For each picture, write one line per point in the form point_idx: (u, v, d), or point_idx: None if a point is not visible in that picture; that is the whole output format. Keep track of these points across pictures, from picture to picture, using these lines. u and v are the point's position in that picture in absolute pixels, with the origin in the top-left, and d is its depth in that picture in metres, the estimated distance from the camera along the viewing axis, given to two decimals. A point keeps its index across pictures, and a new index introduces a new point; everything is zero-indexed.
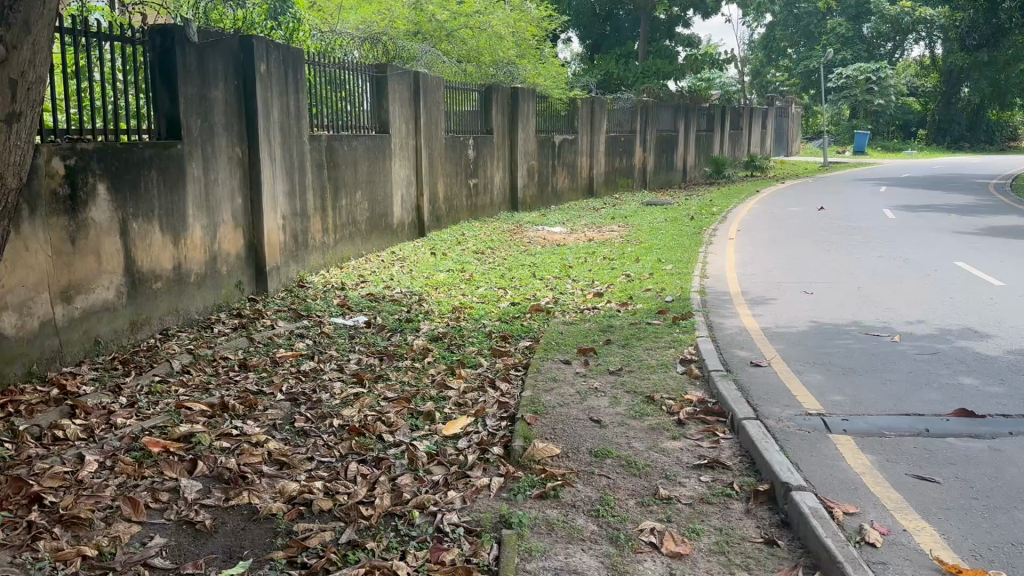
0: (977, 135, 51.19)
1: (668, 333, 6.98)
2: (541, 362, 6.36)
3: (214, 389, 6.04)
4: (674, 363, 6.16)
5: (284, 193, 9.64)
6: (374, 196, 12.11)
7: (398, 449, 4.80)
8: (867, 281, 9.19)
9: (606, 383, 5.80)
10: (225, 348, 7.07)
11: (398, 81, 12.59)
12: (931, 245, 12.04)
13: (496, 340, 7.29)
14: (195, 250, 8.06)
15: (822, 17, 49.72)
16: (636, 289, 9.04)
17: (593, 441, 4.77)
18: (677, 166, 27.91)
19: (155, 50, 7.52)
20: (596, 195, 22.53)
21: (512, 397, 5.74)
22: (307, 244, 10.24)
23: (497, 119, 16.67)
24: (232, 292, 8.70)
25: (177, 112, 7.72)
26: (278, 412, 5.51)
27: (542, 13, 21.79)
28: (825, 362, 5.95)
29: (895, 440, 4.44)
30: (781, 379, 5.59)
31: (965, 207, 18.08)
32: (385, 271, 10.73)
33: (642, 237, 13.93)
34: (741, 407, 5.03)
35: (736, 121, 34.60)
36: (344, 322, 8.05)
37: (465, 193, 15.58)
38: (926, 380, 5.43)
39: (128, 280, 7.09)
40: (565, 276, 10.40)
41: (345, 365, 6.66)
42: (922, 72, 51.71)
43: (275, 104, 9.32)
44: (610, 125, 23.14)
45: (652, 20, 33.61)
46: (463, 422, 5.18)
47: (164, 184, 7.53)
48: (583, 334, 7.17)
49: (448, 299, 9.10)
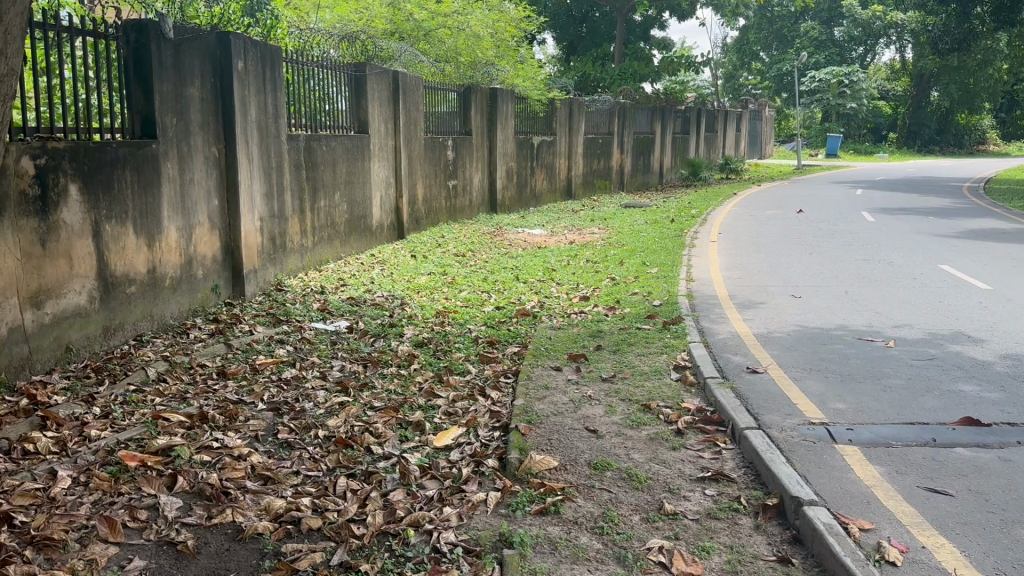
0: (946, 138, 51.98)
1: (659, 338, 6.84)
2: (532, 368, 6.19)
3: (192, 398, 5.80)
4: (667, 370, 6.02)
5: (261, 194, 9.37)
6: (353, 197, 11.88)
7: (388, 462, 4.60)
8: (855, 285, 9.13)
9: (600, 391, 5.64)
10: (203, 355, 6.81)
11: (377, 80, 12.37)
12: (912, 248, 12.06)
13: (483, 346, 7.12)
14: (170, 252, 7.78)
15: (795, 20, 50.09)
16: (623, 293, 8.92)
17: (591, 452, 4.60)
18: (653, 168, 27.90)
19: (129, 45, 7.25)
20: (575, 196, 22.42)
21: (504, 406, 5.56)
22: (285, 246, 9.99)
23: (475, 119, 16.49)
24: (209, 297, 8.43)
25: (151, 110, 7.45)
26: (260, 423, 5.29)
27: (519, 14, 21.64)
28: (823, 368, 5.84)
29: (901, 451, 4.34)
30: (779, 386, 5.46)
31: (942, 210, 18.18)
32: (365, 274, 10.50)
33: (623, 239, 13.81)
34: (741, 416, 4.90)
35: (711, 124, 34.73)
36: (325, 327, 7.83)
37: (444, 195, 15.37)
38: (926, 387, 5.34)
39: (101, 285, 6.82)
40: (549, 279, 10.24)
41: (328, 373, 6.44)
42: (892, 76, 52.29)
43: (252, 102, 9.06)
44: (588, 126, 23.04)
45: (628, 23, 33.69)
46: (454, 432, 4.99)
47: (139, 184, 7.26)
48: (572, 339, 7.00)
49: (432, 303, 8.91)
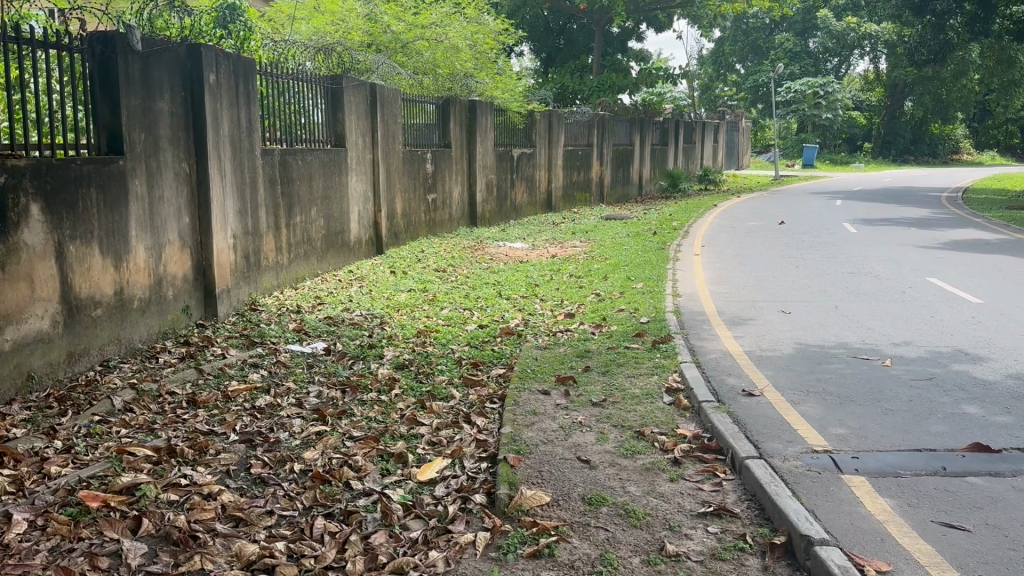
0: (921, 148, 52.67)
1: (649, 358, 6.60)
2: (519, 392, 5.94)
3: (161, 429, 5.48)
4: (659, 393, 5.78)
5: (234, 211, 9.05)
6: (330, 213, 11.58)
7: (369, 499, 4.32)
8: (844, 299, 8.97)
9: (590, 416, 5.39)
10: (172, 382, 6.48)
11: (354, 92, 12.10)
12: (898, 260, 11.95)
13: (467, 368, 6.85)
14: (138, 272, 7.45)
15: (770, 32, 50.33)
16: (609, 309, 8.69)
17: (585, 485, 4.35)
18: (633, 180, 27.81)
19: (95, 58, 6.96)
20: (555, 208, 22.22)
21: (490, 434, 5.29)
22: (259, 264, 9.66)
23: (455, 131, 16.27)
24: (179, 318, 8.10)
25: (118, 124, 7.14)
26: (232, 456, 4.99)
27: (498, 26, 21.46)
28: (820, 390, 5.64)
29: (911, 483, 4.15)
30: (777, 411, 5.25)
31: (922, 220, 18.17)
32: (343, 292, 10.20)
33: (605, 253, 13.58)
34: (741, 444, 4.68)
35: (689, 135, 34.75)
36: (302, 349, 7.53)
37: (424, 209, 15.10)
38: (929, 409, 5.15)
39: (65, 309, 6.48)
40: (532, 295, 10.00)
41: (305, 400, 6.14)
42: (866, 87, 52.70)
43: (225, 116, 8.76)
44: (567, 138, 22.88)
45: (606, 34, 33.69)
46: (438, 464, 4.72)
47: (105, 203, 6.94)
48: (559, 360, 6.75)
49: (413, 322, 8.62)
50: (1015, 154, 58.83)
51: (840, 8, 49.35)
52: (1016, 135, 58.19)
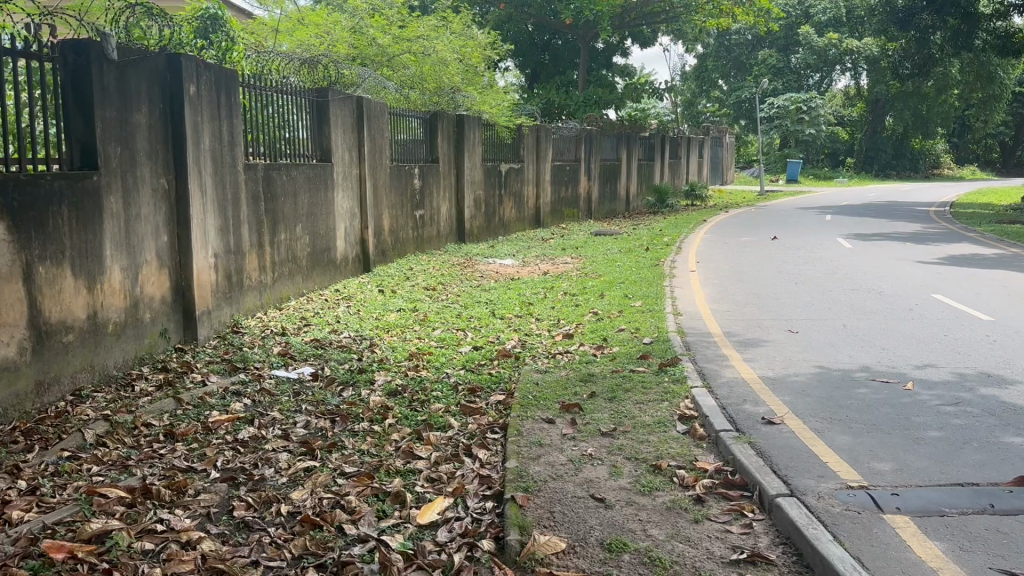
0: (902, 163, 53.03)
1: (657, 383, 6.23)
2: (522, 421, 5.55)
3: (136, 467, 5.05)
4: (671, 421, 5.41)
5: (215, 229, 8.62)
6: (315, 230, 11.18)
7: (365, 548, 3.94)
8: (852, 317, 8.66)
9: (601, 448, 5.01)
10: (148, 413, 6.04)
11: (340, 106, 11.76)
12: (899, 276, 11.69)
13: (464, 394, 6.47)
14: (114, 294, 7.02)
15: (753, 48, 50.09)
16: (609, 330, 8.32)
17: (603, 529, 3.97)
18: (620, 196, 27.57)
19: (66, 67, 6.57)
20: (543, 225, 21.91)
21: (494, 469, 4.90)
22: (242, 284, 9.24)
23: (442, 146, 15.92)
24: (157, 342, 7.64)
25: (92, 138, 6.73)
26: (213, 497, 4.58)
27: (485, 40, 21.15)
28: (844, 418, 5.29)
29: (958, 524, 3.82)
30: (802, 442, 4.90)
31: (916, 235, 17.96)
32: (330, 312, 9.78)
33: (598, 270, 13.25)
34: (769, 480, 4.34)
35: (675, 150, 34.66)
36: (288, 375, 7.11)
37: (412, 226, 14.73)
38: (964, 438, 4.83)
39: (33, 334, 6.04)
40: (528, 314, 9.62)
41: (292, 431, 5.73)
42: (847, 103, 52.95)
43: (206, 129, 8.38)
44: (554, 153, 22.58)
45: (591, 50, 33.56)
46: (439, 505, 4.34)
47: (77, 221, 6.51)
48: (562, 385, 6.36)
49: (404, 344, 8.22)
50: (994, 168, 59.51)
51: (822, 24, 48.83)
52: (995, 149, 58.73)
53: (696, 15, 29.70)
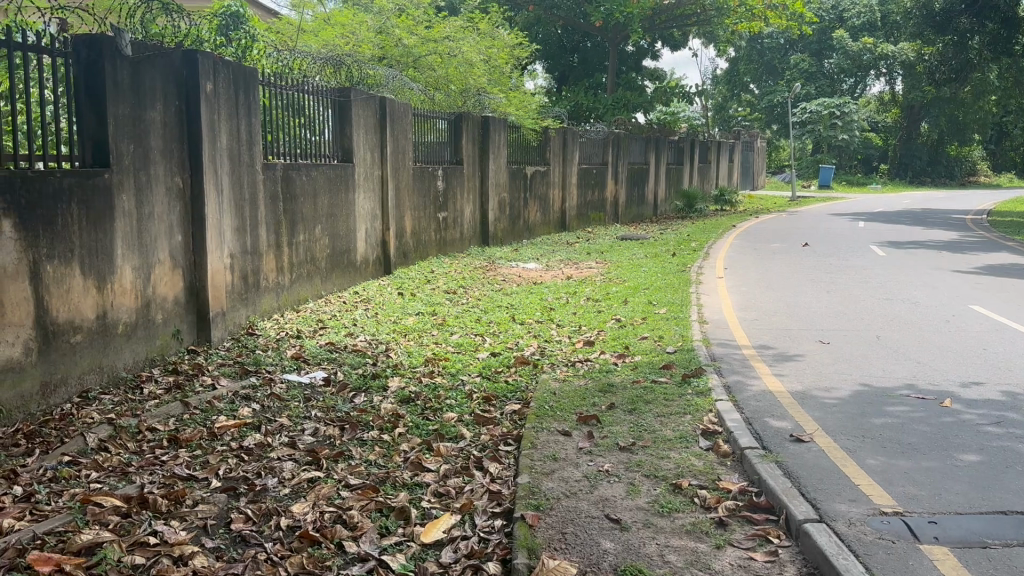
0: (937, 170, 51.98)
1: (679, 395, 5.95)
2: (536, 433, 5.32)
3: (135, 474, 4.88)
4: (694, 436, 5.14)
5: (231, 229, 8.48)
6: (335, 231, 11.03)
7: (364, 568, 3.73)
8: (886, 329, 8.32)
9: (618, 464, 4.76)
10: (154, 418, 5.88)
11: (362, 106, 11.60)
12: (935, 286, 11.29)
13: (479, 402, 6.25)
14: (124, 295, 6.88)
15: (786, 52, 49.37)
16: (631, 338, 8.06)
17: (617, 553, 3.72)
18: (647, 200, 27.23)
19: (79, 62, 6.46)
20: (569, 228, 21.64)
21: (505, 485, 4.67)
22: (259, 285, 9.10)
23: (467, 148, 15.74)
24: (168, 344, 7.50)
25: (104, 135, 6.61)
26: (211, 509, 4.39)
27: (512, 41, 20.94)
28: (878, 437, 4.99)
29: (1002, 556, 3.54)
30: (832, 463, 4.62)
31: (953, 243, 17.46)
32: (347, 314, 9.61)
33: (623, 275, 12.99)
34: (797, 504, 4.08)
35: (704, 155, 34.24)
36: (299, 379, 6.93)
37: (434, 228, 14.56)
38: (1010, 461, 4.53)
39: (40, 334, 5.90)
40: (548, 320, 9.39)
41: (299, 439, 5.53)
42: (881, 108, 52.09)
43: (223, 127, 8.24)
44: (582, 156, 22.31)
45: (620, 53, 33.25)
46: (444, 522, 4.12)
47: (87, 220, 6.38)
48: (580, 395, 6.10)
49: (420, 349, 8.02)
50: None
51: (857, 28, 48.05)
52: None
53: (728, 19, 29.22)
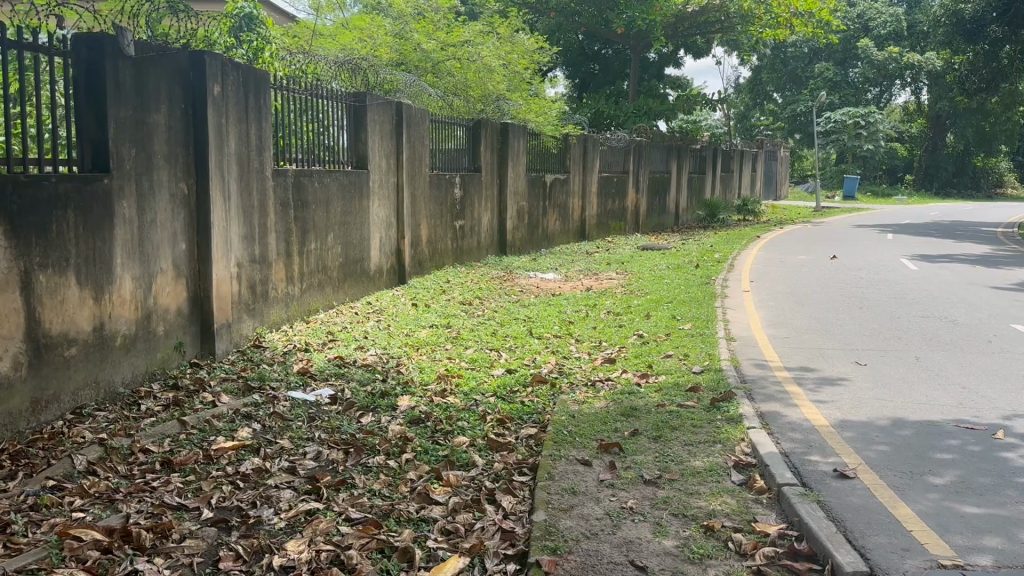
0: (964, 181, 51.07)
1: (708, 422, 5.54)
2: (554, 462, 4.92)
3: (122, 502, 4.53)
4: (725, 469, 4.73)
5: (239, 237, 8.16)
6: (348, 239, 10.70)
7: None
8: (926, 349, 7.86)
9: (643, 501, 4.35)
10: (148, 438, 5.55)
11: (379, 112, 11.27)
12: (973, 303, 10.79)
13: (492, 426, 5.87)
14: (123, 306, 6.57)
15: (810, 60, 48.67)
16: (653, 356, 7.65)
17: None
18: (669, 209, 26.78)
19: (80, 61, 6.15)
20: (588, 237, 21.24)
21: (519, 522, 4.27)
22: (267, 295, 8.77)
23: (485, 156, 15.38)
24: (169, 357, 7.18)
25: (105, 138, 6.30)
26: (198, 545, 4.04)
27: (532, 45, 20.53)
28: (932, 476, 4.55)
29: None
30: (880, 505, 4.18)
31: (986, 257, 16.90)
32: (358, 326, 9.27)
33: (644, 286, 12.58)
34: (844, 552, 3.66)
35: (727, 164, 33.72)
36: (304, 396, 6.56)
37: (451, 237, 14.21)
38: None
39: (30, 347, 5.58)
40: (567, 335, 9.00)
41: (299, 464, 5.17)
42: (907, 117, 51.25)
43: (232, 131, 7.93)
44: (602, 164, 21.89)
45: (642, 60, 32.94)
46: (451, 566, 3.74)
47: (84, 227, 6.07)
48: (602, 420, 5.70)
49: (433, 365, 7.65)
50: None
51: (882, 38, 47.30)
52: None
53: (752, 27, 28.73)
